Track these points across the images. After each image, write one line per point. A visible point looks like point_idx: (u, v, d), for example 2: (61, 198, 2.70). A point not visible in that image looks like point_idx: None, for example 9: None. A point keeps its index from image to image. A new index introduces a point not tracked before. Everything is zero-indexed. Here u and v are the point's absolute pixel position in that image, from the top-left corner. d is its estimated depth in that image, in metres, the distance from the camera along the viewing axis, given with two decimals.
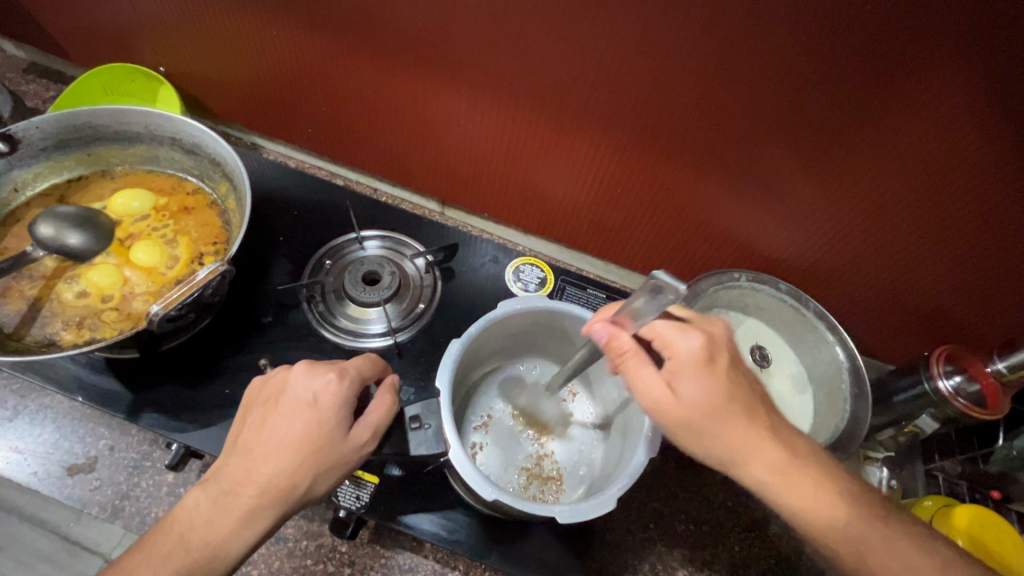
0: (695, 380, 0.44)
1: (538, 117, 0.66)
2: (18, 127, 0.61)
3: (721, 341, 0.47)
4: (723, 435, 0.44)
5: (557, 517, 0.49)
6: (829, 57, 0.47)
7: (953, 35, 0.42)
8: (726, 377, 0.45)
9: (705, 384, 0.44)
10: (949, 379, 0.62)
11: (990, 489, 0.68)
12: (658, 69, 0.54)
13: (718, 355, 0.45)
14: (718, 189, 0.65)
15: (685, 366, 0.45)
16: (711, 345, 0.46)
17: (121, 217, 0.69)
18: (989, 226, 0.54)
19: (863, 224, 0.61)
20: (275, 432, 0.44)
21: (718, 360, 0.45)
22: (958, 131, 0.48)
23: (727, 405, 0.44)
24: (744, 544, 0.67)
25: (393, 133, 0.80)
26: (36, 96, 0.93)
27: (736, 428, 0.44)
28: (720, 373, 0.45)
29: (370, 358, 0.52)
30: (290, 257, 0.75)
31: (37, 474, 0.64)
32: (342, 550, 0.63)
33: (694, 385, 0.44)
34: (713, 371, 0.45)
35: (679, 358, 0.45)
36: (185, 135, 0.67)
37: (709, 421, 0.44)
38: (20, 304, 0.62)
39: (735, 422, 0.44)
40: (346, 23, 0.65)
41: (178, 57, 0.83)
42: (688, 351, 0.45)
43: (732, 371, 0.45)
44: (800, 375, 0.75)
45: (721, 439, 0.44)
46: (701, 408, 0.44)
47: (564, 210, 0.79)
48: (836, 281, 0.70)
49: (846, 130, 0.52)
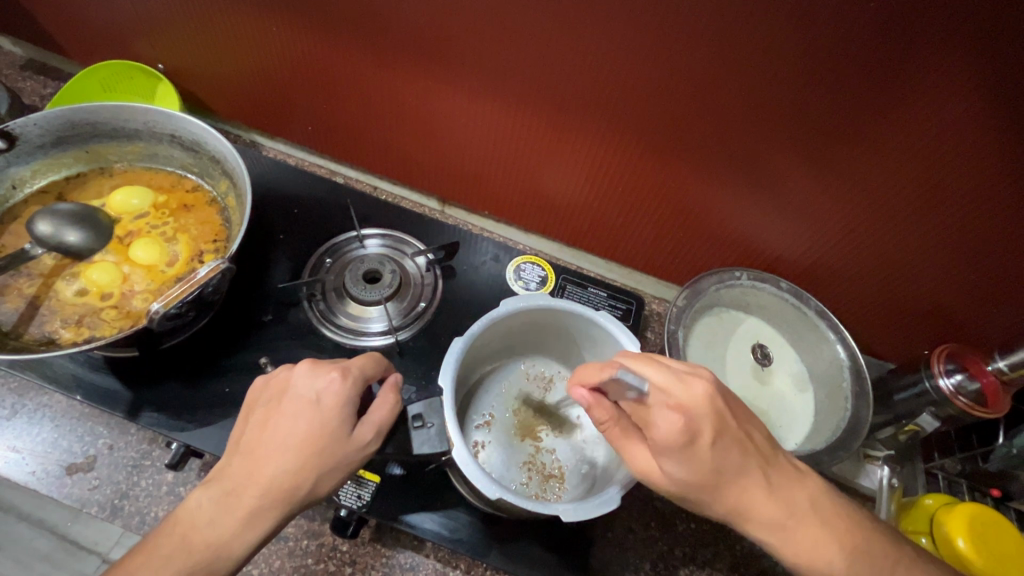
0: (679, 456, 0.43)
1: (539, 115, 0.66)
2: (16, 123, 0.60)
3: (701, 412, 0.43)
4: (715, 502, 0.43)
5: (561, 515, 0.49)
6: (832, 56, 0.47)
7: (958, 33, 0.42)
8: (710, 454, 0.42)
9: (690, 463, 0.42)
10: (950, 377, 0.62)
11: (989, 488, 0.68)
12: (662, 68, 0.54)
13: (700, 432, 0.43)
14: (720, 188, 0.65)
15: (665, 449, 0.43)
16: (690, 422, 0.42)
17: (120, 215, 0.69)
18: (992, 225, 0.54)
19: (864, 224, 0.61)
20: (279, 432, 0.44)
21: (698, 439, 0.42)
22: (962, 130, 0.47)
23: (716, 476, 0.43)
24: (746, 542, 0.67)
25: (393, 131, 0.80)
26: (33, 93, 0.93)
27: (734, 490, 0.43)
28: (701, 452, 0.42)
29: (372, 357, 0.51)
30: (290, 256, 0.75)
31: (36, 473, 0.64)
32: (343, 549, 0.63)
33: (677, 461, 0.43)
34: (694, 452, 0.42)
35: (658, 442, 0.43)
36: (185, 132, 0.66)
37: (699, 492, 0.43)
38: (18, 302, 0.62)
39: (729, 488, 0.43)
40: (348, 20, 0.65)
41: (177, 54, 0.82)
42: (665, 433, 0.43)
43: (716, 445, 0.43)
44: (801, 374, 0.75)
45: (715, 504, 0.43)
46: (689, 485, 0.43)
47: (565, 209, 0.79)
48: (837, 280, 0.70)
49: (847, 129, 0.52)
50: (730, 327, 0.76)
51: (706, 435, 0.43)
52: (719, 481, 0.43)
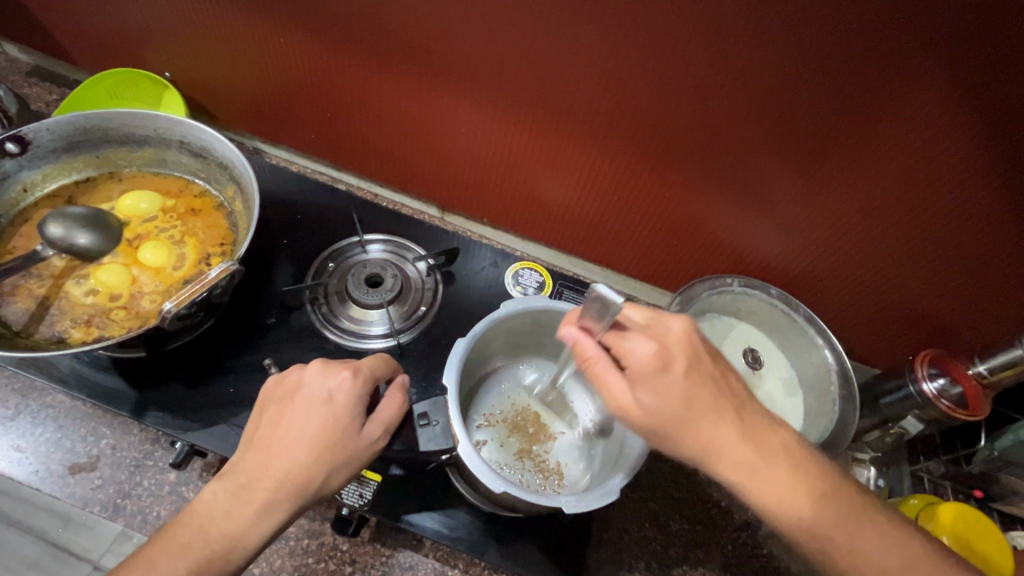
0: (652, 385, 0.44)
1: (539, 126, 0.68)
2: (30, 128, 0.62)
3: (677, 345, 0.45)
4: (689, 436, 0.44)
5: (564, 507, 0.50)
6: (819, 70, 0.49)
7: (936, 51, 0.45)
8: (692, 396, 0.44)
9: (663, 390, 0.44)
10: (933, 381, 0.65)
11: (972, 489, 0.70)
12: (658, 82, 0.56)
13: (673, 362, 0.44)
14: (712, 197, 0.67)
15: (641, 376, 0.44)
16: (663, 350, 0.45)
17: (129, 218, 0.70)
18: (972, 231, 0.56)
19: (850, 234, 0.64)
20: (292, 428, 0.46)
21: (671, 367, 0.44)
22: (941, 140, 0.50)
23: (688, 409, 0.43)
24: (738, 542, 0.69)
25: (395, 139, 0.82)
26: (40, 100, 0.94)
27: (705, 428, 0.43)
28: (674, 378, 0.44)
29: (381, 357, 0.53)
30: (293, 260, 0.76)
31: (39, 472, 0.64)
32: (343, 548, 0.64)
33: (652, 391, 0.44)
34: (666, 380, 0.44)
35: (634, 368, 0.45)
36: (194, 139, 0.68)
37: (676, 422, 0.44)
38: (29, 302, 0.63)
39: (701, 425, 0.43)
40: (354, 32, 0.67)
41: (184, 63, 0.84)
42: (639, 359, 0.45)
43: (689, 375, 0.44)
44: (790, 378, 0.77)
45: (688, 440, 0.44)
46: (663, 413, 0.44)
47: (562, 217, 0.81)
48: (825, 287, 0.73)
49: (834, 140, 0.55)
50: (723, 333, 0.79)
51: (681, 363, 0.44)
52: (691, 412, 0.44)
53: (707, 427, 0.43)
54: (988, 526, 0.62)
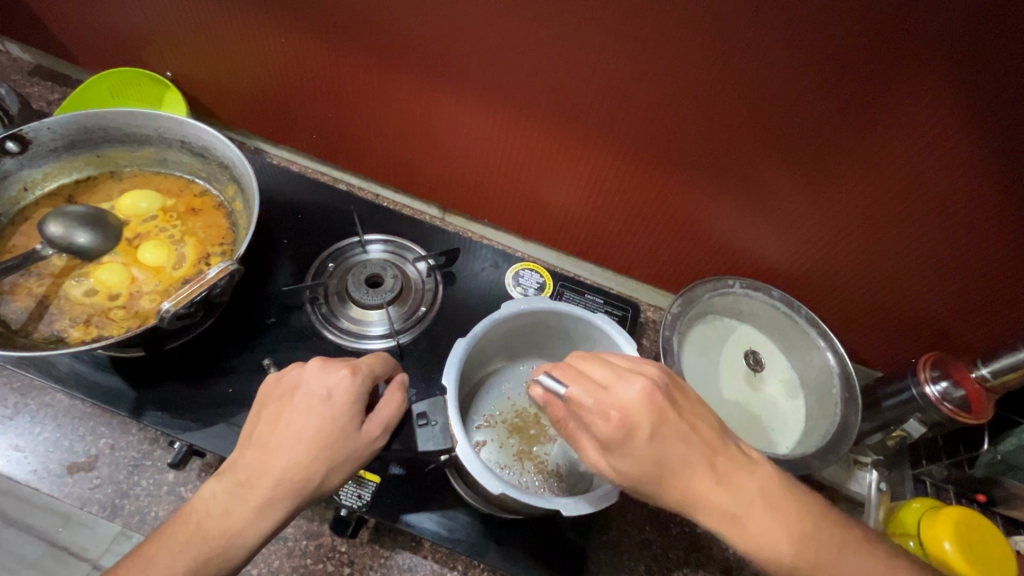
0: (621, 452, 0.44)
1: (540, 127, 0.68)
2: (31, 127, 0.62)
3: (637, 410, 0.44)
4: (664, 494, 0.44)
5: (562, 509, 0.50)
6: (821, 70, 0.49)
7: (938, 51, 0.44)
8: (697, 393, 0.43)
9: (629, 458, 0.44)
10: (936, 384, 0.64)
11: (974, 493, 0.70)
12: (659, 81, 0.56)
13: (637, 424, 0.44)
14: (712, 198, 0.67)
15: (608, 441, 0.45)
16: (625, 417, 0.44)
17: (129, 217, 0.70)
18: (974, 233, 0.56)
19: (853, 236, 0.63)
20: (291, 426, 0.45)
21: (635, 434, 0.44)
22: (944, 141, 0.50)
23: (658, 469, 0.43)
24: (738, 545, 0.69)
25: (396, 140, 0.82)
26: (41, 99, 0.94)
27: (679, 481, 0.43)
28: (638, 446, 0.44)
29: (381, 356, 0.53)
30: (293, 259, 0.76)
31: (37, 472, 0.64)
32: (342, 550, 0.63)
33: (621, 456, 0.44)
34: (631, 445, 0.44)
35: (600, 433, 0.45)
36: (195, 138, 0.68)
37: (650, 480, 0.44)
38: (28, 301, 0.63)
39: (675, 481, 0.43)
40: (355, 32, 0.67)
41: (186, 63, 0.84)
42: (603, 425, 0.45)
43: (655, 438, 0.44)
44: (792, 380, 0.77)
45: (663, 497, 0.44)
46: (633, 476, 0.44)
47: (563, 218, 0.81)
48: (827, 289, 0.72)
49: (835, 141, 0.54)
50: (724, 335, 0.78)
51: (645, 429, 0.44)
52: (662, 473, 0.44)
53: (686, 470, 0.43)
54: (993, 530, 0.61)
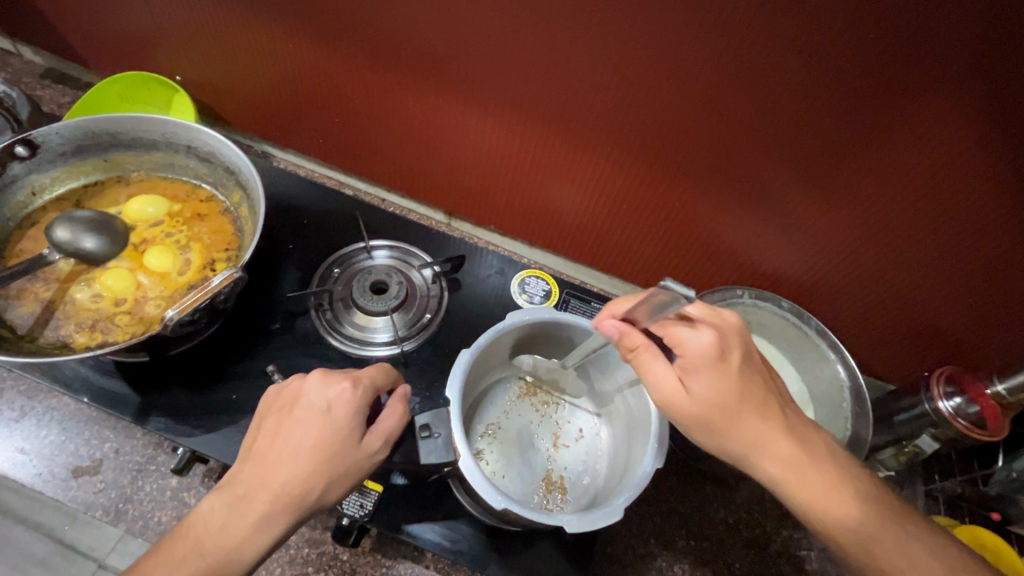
0: (703, 379, 0.46)
1: (547, 133, 0.67)
2: (39, 132, 0.62)
3: (703, 356, 0.45)
4: (736, 430, 0.46)
5: (566, 525, 0.49)
6: (836, 79, 0.48)
7: (959, 61, 0.43)
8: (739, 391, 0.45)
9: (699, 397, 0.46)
10: (950, 399, 0.63)
11: (989, 511, 0.68)
12: (668, 89, 0.55)
13: (731, 351, 0.46)
14: (722, 206, 0.66)
15: (696, 366, 0.46)
16: (722, 341, 0.46)
17: (136, 222, 0.70)
18: (994, 244, 0.54)
19: (866, 247, 0.62)
20: (290, 439, 0.45)
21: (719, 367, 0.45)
22: (962, 150, 0.49)
23: (739, 402, 0.45)
24: (745, 560, 0.67)
25: (402, 145, 0.81)
26: (52, 102, 0.95)
27: (754, 418, 0.45)
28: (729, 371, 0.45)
29: (383, 367, 0.52)
30: (298, 265, 0.76)
31: (42, 475, 0.64)
32: (343, 558, 0.63)
33: (707, 380, 0.46)
34: (724, 370, 0.45)
35: (690, 358, 0.46)
36: (201, 143, 0.68)
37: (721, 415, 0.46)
38: (34, 306, 0.63)
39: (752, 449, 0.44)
40: (362, 37, 0.67)
41: (195, 67, 0.84)
42: (697, 349, 0.45)
43: (743, 366, 0.46)
44: (801, 394, 0.76)
45: (733, 436, 0.46)
46: (714, 404, 0.46)
47: (570, 225, 0.80)
48: (838, 301, 0.71)
49: (850, 149, 0.53)
50: None
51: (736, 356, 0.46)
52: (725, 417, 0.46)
53: None
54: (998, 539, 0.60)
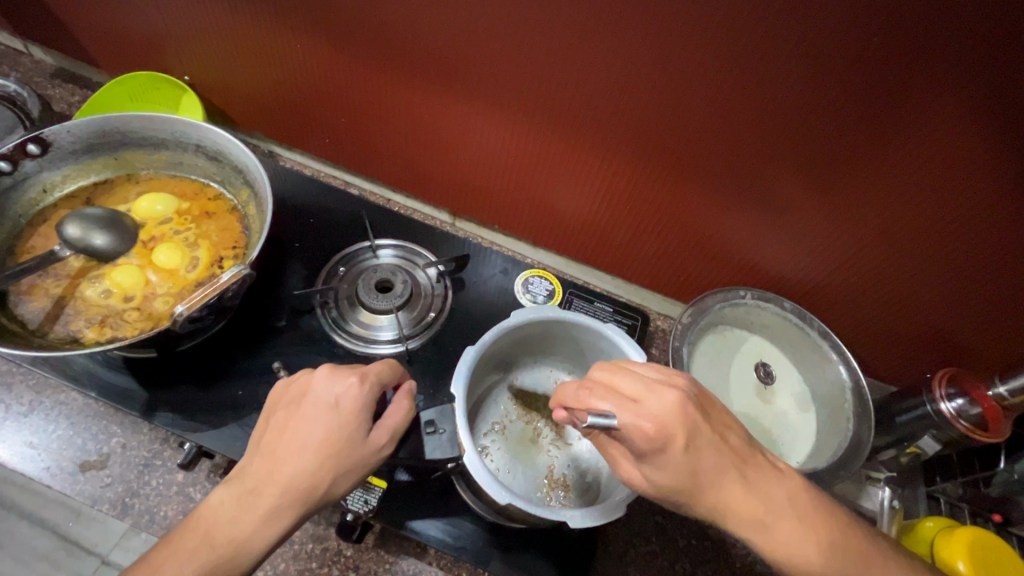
0: (653, 466, 0.45)
1: (552, 134, 0.68)
2: (52, 130, 0.63)
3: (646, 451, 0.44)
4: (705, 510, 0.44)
5: (569, 521, 0.50)
6: (839, 81, 0.49)
7: (961, 65, 0.44)
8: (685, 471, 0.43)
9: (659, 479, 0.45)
10: (951, 401, 0.63)
11: (990, 514, 0.67)
12: (673, 91, 0.56)
13: (672, 439, 0.43)
14: (725, 207, 0.66)
15: (643, 456, 0.45)
16: (659, 431, 0.43)
17: (145, 220, 0.71)
18: (995, 247, 0.55)
19: (868, 249, 0.63)
20: (298, 434, 0.46)
21: (667, 450, 0.44)
22: (963, 153, 0.49)
23: (694, 485, 0.43)
24: (747, 560, 0.68)
25: (408, 145, 0.82)
26: (62, 100, 0.96)
27: (715, 496, 0.43)
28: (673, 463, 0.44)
29: (389, 364, 0.53)
30: (304, 263, 0.77)
31: (50, 469, 0.65)
32: (346, 554, 0.64)
33: (656, 471, 0.44)
34: (668, 460, 0.44)
35: (635, 449, 0.45)
36: (210, 142, 0.69)
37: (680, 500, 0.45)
38: (45, 301, 0.64)
39: None
40: (369, 38, 0.68)
41: (204, 67, 0.85)
42: (637, 445, 0.44)
43: (690, 450, 0.43)
44: (803, 394, 0.76)
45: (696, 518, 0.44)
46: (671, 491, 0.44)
47: (574, 225, 0.81)
48: (841, 302, 0.71)
49: (852, 151, 0.54)
50: (735, 345, 0.78)
51: (679, 443, 0.43)
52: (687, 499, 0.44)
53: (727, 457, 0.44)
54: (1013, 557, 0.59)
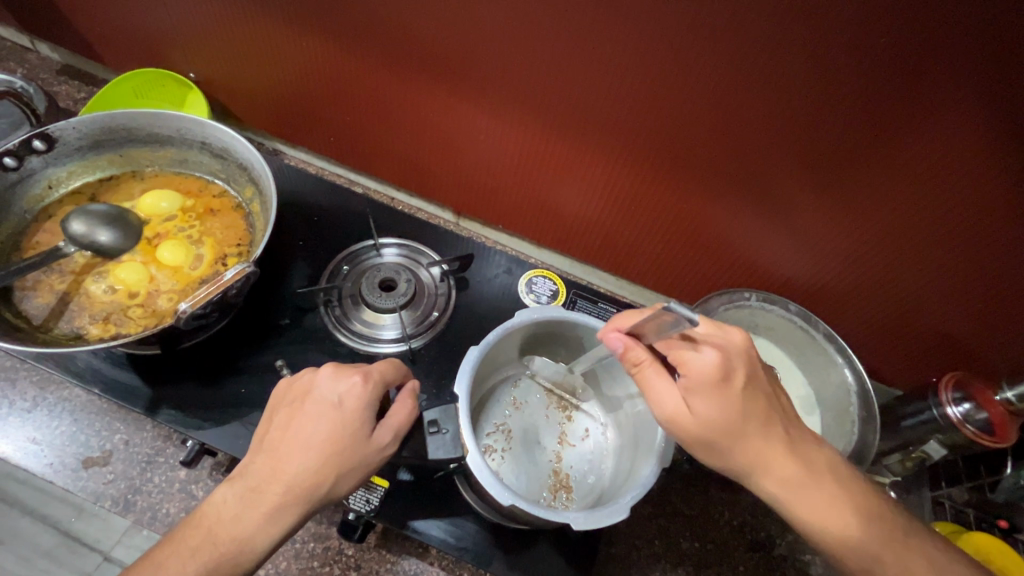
0: (709, 395, 0.46)
1: (557, 134, 0.68)
2: (57, 126, 0.63)
3: (706, 376, 0.46)
4: (741, 448, 0.46)
5: (572, 523, 0.49)
6: (847, 83, 0.48)
7: (968, 70, 0.43)
8: (740, 395, 0.46)
9: (721, 402, 0.46)
10: (958, 405, 0.63)
11: (997, 519, 0.66)
12: (680, 90, 0.55)
13: (734, 372, 0.47)
14: (729, 209, 0.66)
15: (700, 386, 0.46)
16: (726, 363, 0.46)
17: (150, 217, 0.71)
18: (1002, 251, 0.54)
19: (874, 252, 0.62)
20: (301, 432, 0.45)
21: (732, 379, 0.46)
22: (971, 158, 0.49)
23: (741, 422, 0.46)
24: (750, 564, 0.67)
25: (412, 144, 0.82)
26: (68, 97, 0.96)
27: (751, 442, 0.46)
28: (733, 391, 0.46)
29: (393, 362, 0.53)
30: (308, 261, 0.77)
31: (53, 465, 0.65)
32: (348, 553, 0.64)
33: (709, 401, 0.46)
34: (727, 392, 0.46)
35: (693, 378, 0.46)
36: (215, 140, 0.69)
37: (725, 435, 0.46)
38: (49, 297, 0.64)
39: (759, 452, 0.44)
40: (375, 37, 0.67)
41: (210, 65, 0.85)
42: (700, 370, 0.46)
43: (746, 388, 0.47)
44: (808, 398, 0.75)
45: (737, 452, 0.46)
46: (717, 424, 0.46)
47: (578, 226, 0.81)
48: (847, 305, 0.71)
49: (859, 154, 0.53)
50: None
51: (739, 376, 0.46)
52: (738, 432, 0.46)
53: None
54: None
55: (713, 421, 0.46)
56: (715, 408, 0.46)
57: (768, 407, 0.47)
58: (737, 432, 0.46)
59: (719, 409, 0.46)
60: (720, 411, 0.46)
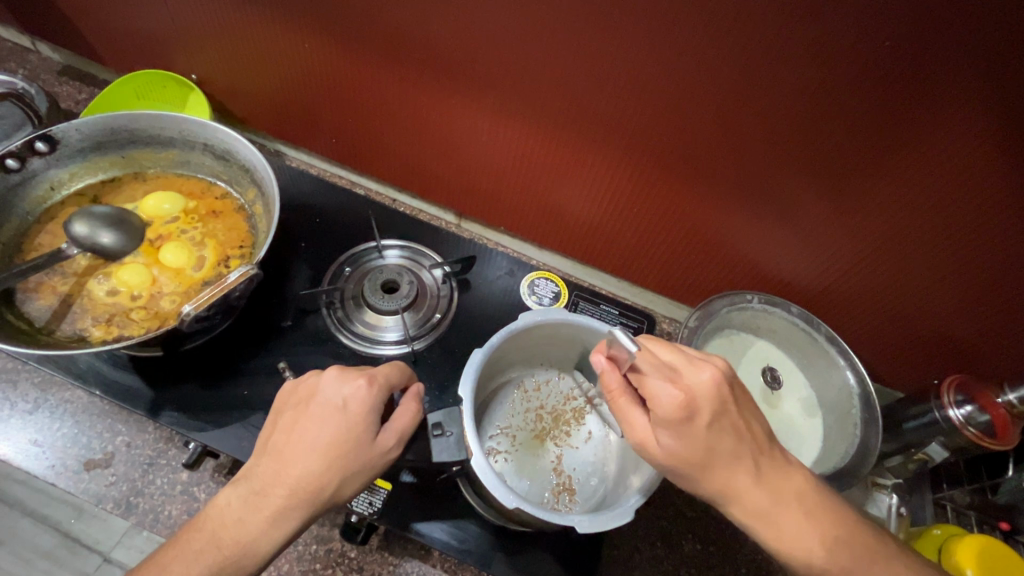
0: (674, 431, 0.45)
1: (560, 137, 0.68)
2: (60, 128, 0.63)
3: (666, 412, 0.44)
4: (708, 478, 0.45)
5: (577, 526, 0.49)
6: (850, 87, 0.48)
7: (967, 75, 0.44)
8: (705, 433, 0.44)
9: (685, 439, 0.44)
10: (960, 407, 0.63)
11: (997, 521, 0.67)
12: (683, 94, 0.55)
13: (699, 411, 0.44)
14: (731, 211, 0.66)
15: (662, 422, 0.45)
16: (690, 399, 0.44)
17: (152, 218, 0.71)
18: (1001, 254, 0.55)
19: (875, 254, 0.62)
20: (305, 435, 0.45)
21: (696, 418, 0.44)
22: (970, 162, 0.49)
23: (707, 456, 0.44)
24: (752, 565, 0.67)
25: (414, 146, 0.82)
26: (69, 98, 0.96)
27: (725, 473, 0.45)
28: (697, 429, 0.44)
29: (397, 365, 0.53)
30: (310, 263, 0.77)
31: (54, 467, 0.65)
32: (351, 556, 0.64)
33: (672, 436, 0.45)
34: (690, 428, 0.44)
35: (656, 414, 0.45)
36: (218, 141, 0.69)
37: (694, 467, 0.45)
38: (51, 299, 0.64)
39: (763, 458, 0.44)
40: (379, 40, 0.68)
41: (212, 66, 0.85)
42: (661, 406, 0.44)
43: (712, 426, 0.44)
44: (810, 400, 0.76)
45: (706, 483, 0.45)
46: (682, 458, 0.45)
47: (579, 228, 0.81)
48: (849, 307, 0.71)
49: (860, 157, 0.54)
50: (740, 350, 0.77)
51: (705, 415, 0.44)
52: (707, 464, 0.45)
53: (736, 465, 0.45)
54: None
55: (681, 454, 0.45)
56: (679, 442, 0.45)
57: (751, 415, 0.47)
58: (704, 467, 0.45)
59: (684, 443, 0.44)
60: (686, 447, 0.44)
